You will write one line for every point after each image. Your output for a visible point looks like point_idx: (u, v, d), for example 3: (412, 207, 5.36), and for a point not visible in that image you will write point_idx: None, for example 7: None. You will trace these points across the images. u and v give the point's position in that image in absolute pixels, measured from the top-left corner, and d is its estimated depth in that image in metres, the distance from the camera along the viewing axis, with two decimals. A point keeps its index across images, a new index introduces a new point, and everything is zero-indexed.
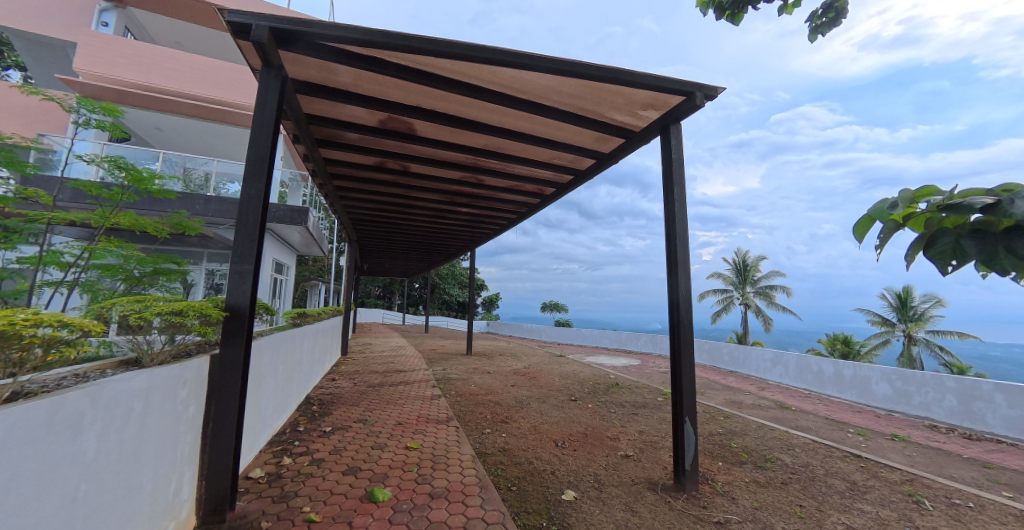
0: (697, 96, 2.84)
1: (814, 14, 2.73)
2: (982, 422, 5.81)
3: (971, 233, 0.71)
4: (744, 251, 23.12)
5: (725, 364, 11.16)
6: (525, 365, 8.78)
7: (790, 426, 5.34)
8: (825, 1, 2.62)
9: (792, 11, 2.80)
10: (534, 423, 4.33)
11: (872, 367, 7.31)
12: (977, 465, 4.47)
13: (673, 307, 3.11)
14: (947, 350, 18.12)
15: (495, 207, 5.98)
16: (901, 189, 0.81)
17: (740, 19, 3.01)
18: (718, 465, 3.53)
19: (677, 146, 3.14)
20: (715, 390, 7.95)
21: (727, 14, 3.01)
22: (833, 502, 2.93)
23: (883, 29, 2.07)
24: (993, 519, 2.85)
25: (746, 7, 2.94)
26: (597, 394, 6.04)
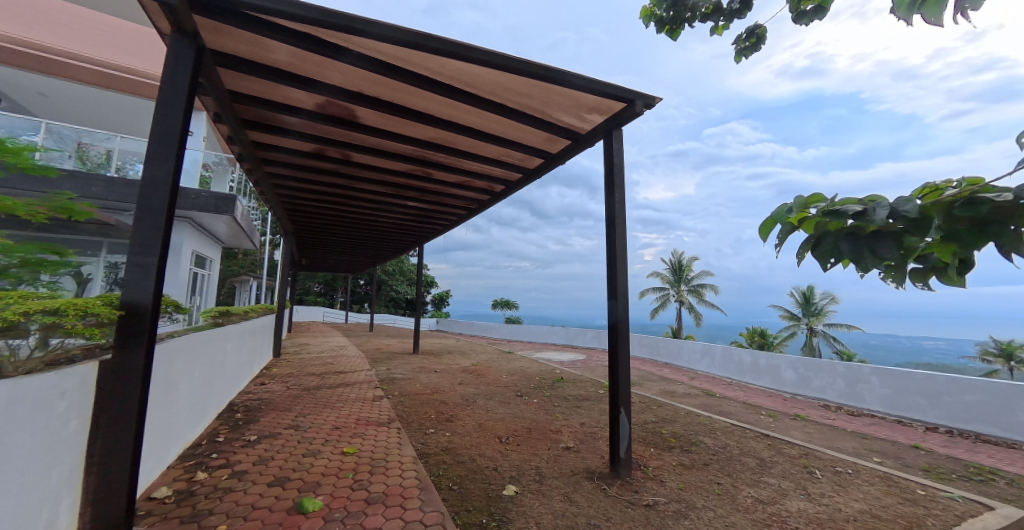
0: (638, 103, 2.99)
1: (740, 37, 2.98)
2: (861, 400, 6.77)
3: (847, 236, 0.82)
4: (679, 252, 24.89)
5: (660, 356, 11.93)
6: (473, 362, 8.75)
7: (714, 412, 5.83)
8: (748, 28, 2.88)
9: (722, 32, 3.05)
10: (480, 420, 4.32)
11: (782, 356, 8.20)
12: (859, 437, 5.21)
13: (612, 303, 3.26)
14: (840, 339, 20.84)
15: (443, 202, 5.87)
16: (796, 196, 0.93)
17: (678, 35, 3.23)
18: (650, 451, 3.76)
19: (619, 150, 3.30)
20: (651, 381, 8.48)
21: (667, 29, 3.22)
22: (745, 477, 3.25)
23: None
24: (866, 481, 3.34)
25: (683, 24, 3.15)
26: (542, 389, 6.18)
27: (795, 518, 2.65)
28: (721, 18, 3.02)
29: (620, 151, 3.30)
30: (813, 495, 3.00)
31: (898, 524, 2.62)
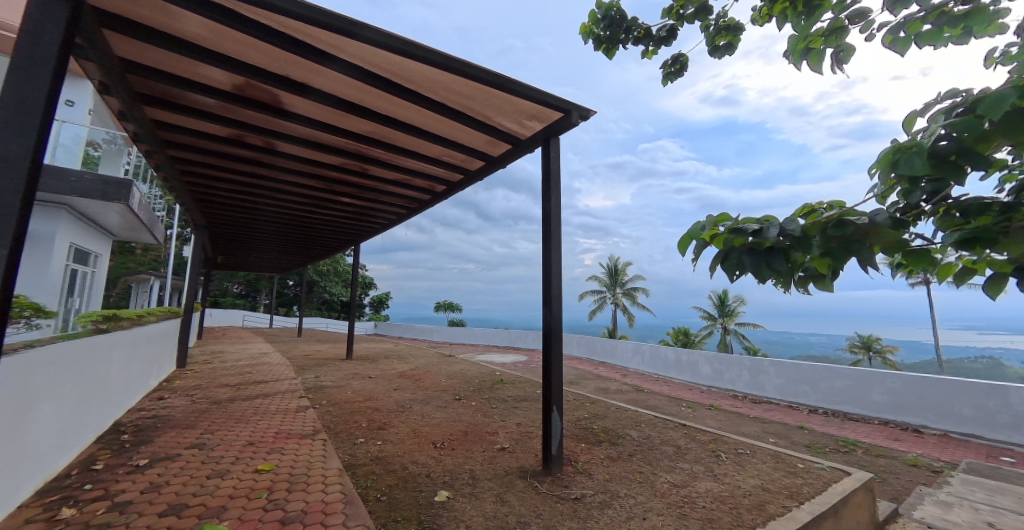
0: (573, 115, 3.10)
1: (666, 63, 3.24)
2: (762, 389, 7.68)
3: (749, 250, 1.04)
4: (614, 257, 26.36)
5: (595, 355, 12.49)
6: (410, 367, 8.48)
7: (641, 406, 6.23)
8: (673, 54, 3.12)
9: (652, 56, 3.29)
10: (414, 426, 4.18)
11: (699, 352, 8.99)
12: (759, 421, 5.88)
13: (545, 306, 3.33)
14: (747, 336, 23.40)
15: (380, 200, 5.60)
16: (708, 216, 1.15)
17: (612, 55, 3.40)
18: (581, 446, 3.91)
19: (556, 158, 3.40)
20: (587, 379, 8.85)
21: (603, 48, 3.38)
22: (663, 465, 3.50)
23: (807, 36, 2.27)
24: (761, 459, 3.77)
25: (618, 45, 3.34)
26: (481, 391, 6.16)
27: (702, 498, 2.90)
28: (651, 44, 3.25)
29: (556, 158, 3.40)
30: (719, 475, 3.32)
31: (782, 494, 2.99)
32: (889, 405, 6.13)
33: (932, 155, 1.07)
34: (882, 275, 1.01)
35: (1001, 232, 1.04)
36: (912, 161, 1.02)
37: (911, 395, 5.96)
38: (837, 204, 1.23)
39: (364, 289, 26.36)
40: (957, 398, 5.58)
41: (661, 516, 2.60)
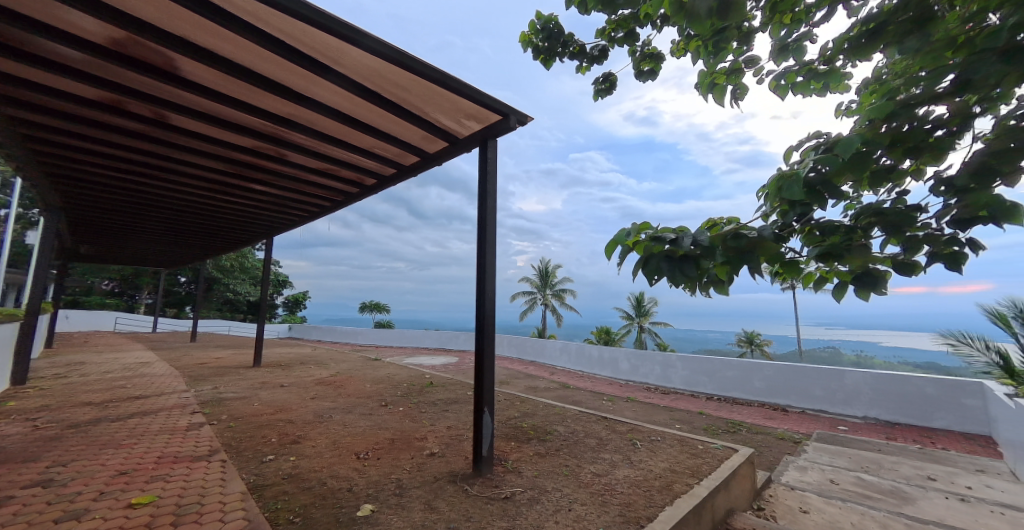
0: (512, 119, 3.11)
1: (596, 80, 3.40)
2: (670, 381, 8.42)
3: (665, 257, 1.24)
4: (545, 259, 27.25)
5: (525, 355, 12.75)
6: (331, 372, 7.94)
7: (568, 402, 6.47)
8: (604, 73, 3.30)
9: (585, 72, 3.44)
10: (334, 437, 3.91)
11: (619, 349, 9.58)
12: (671, 411, 6.40)
13: (479, 308, 3.30)
14: (660, 334, 25.55)
15: (302, 191, 5.17)
16: (631, 226, 1.33)
17: (549, 65, 3.49)
18: (511, 445, 3.94)
19: (493, 160, 3.39)
20: (517, 379, 8.99)
21: (541, 58, 3.46)
22: (587, 456, 3.66)
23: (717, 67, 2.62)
24: (673, 444, 4.11)
25: (555, 57, 3.44)
26: (410, 395, 5.96)
27: (621, 484, 3.08)
28: (585, 60, 3.40)
29: (493, 160, 3.39)
30: (634, 462, 3.55)
31: (686, 473, 3.30)
32: (767, 390, 7.20)
33: (804, 183, 1.30)
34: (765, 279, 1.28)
35: (846, 248, 1.32)
36: (793, 188, 1.25)
37: (783, 381, 7.07)
38: (733, 220, 1.49)
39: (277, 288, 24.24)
40: (811, 381, 6.79)
41: (583, 506, 2.70)
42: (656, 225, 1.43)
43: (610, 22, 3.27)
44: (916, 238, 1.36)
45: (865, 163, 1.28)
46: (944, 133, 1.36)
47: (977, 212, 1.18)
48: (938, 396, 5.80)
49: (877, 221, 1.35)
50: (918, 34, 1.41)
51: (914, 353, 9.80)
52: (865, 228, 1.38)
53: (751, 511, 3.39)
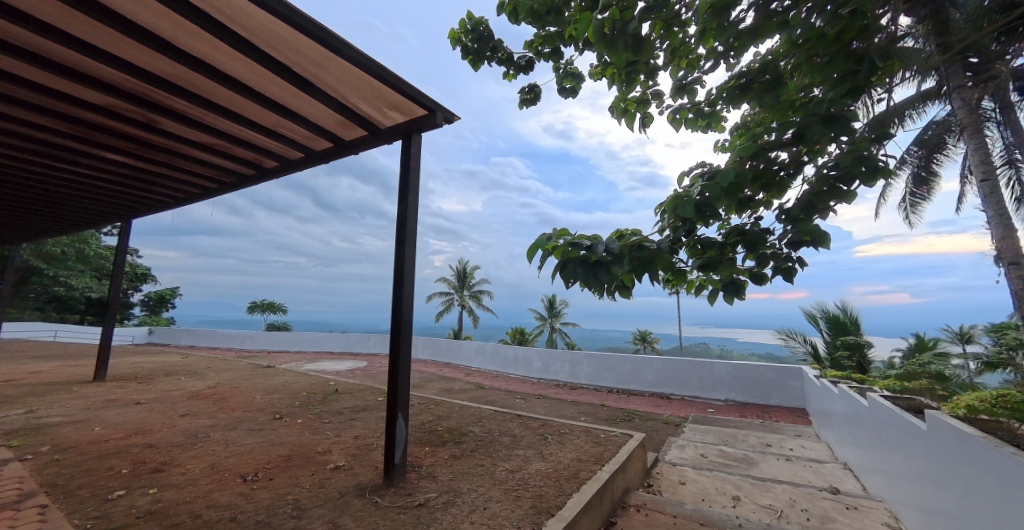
0: (438, 116, 2.99)
1: (522, 89, 3.45)
2: (578, 377, 8.89)
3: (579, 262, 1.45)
4: (463, 260, 27.14)
5: (440, 357, 12.49)
6: (210, 384, 6.91)
7: (483, 403, 6.45)
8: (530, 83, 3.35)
9: (511, 80, 3.47)
10: (213, 461, 3.38)
11: (532, 348, 9.85)
12: (581, 405, 6.73)
13: (396, 307, 3.12)
14: (570, 334, 27.01)
15: (182, 168, 4.42)
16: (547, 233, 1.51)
17: (478, 67, 3.44)
18: (424, 450, 3.79)
19: (416, 155, 3.23)
20: (431, 382, 8.75)
21: (470, 58, 3.38)
22: (501, 454, 3.67)
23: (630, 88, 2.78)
24: (581, 435, 4.31)
25: (483, 60, 3.39)
26: (310, 405, 5.43)
27: (534, 477, 3.14)
28: (512, 68, 3.42)
29: (416, 156, 3.22)
30: (546, 455, 3.65)
31: (591, 461, 3.49)
32: (656, 381, 7.96)
33: (694, 204, 1.70)
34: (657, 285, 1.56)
35: (719, 261, 1.78)
36: (686, 207, 1.61)
37: (669, 373, 7.86)
38: (637, 232, 1.81)
39: (133, 282, 20.56)
40: (688, 371, 7.69)
41: (499, 503, 2.69)
42: (573, 231, 1.63)
43: (538, 36, 3.32)
44: (767, 254, 1.92)
45: (735, 192, 1.80)
46: (785, 173, 2.04)
47: (804, 235, 1.83)
48: (774, 379, 7.03)
49: (740, 240, 1.84)
50: (771, 94, 2.27)
51: (758, 346, 11.80)
52: (732, 246, 1.86)
53: (643, 488, 3.70)
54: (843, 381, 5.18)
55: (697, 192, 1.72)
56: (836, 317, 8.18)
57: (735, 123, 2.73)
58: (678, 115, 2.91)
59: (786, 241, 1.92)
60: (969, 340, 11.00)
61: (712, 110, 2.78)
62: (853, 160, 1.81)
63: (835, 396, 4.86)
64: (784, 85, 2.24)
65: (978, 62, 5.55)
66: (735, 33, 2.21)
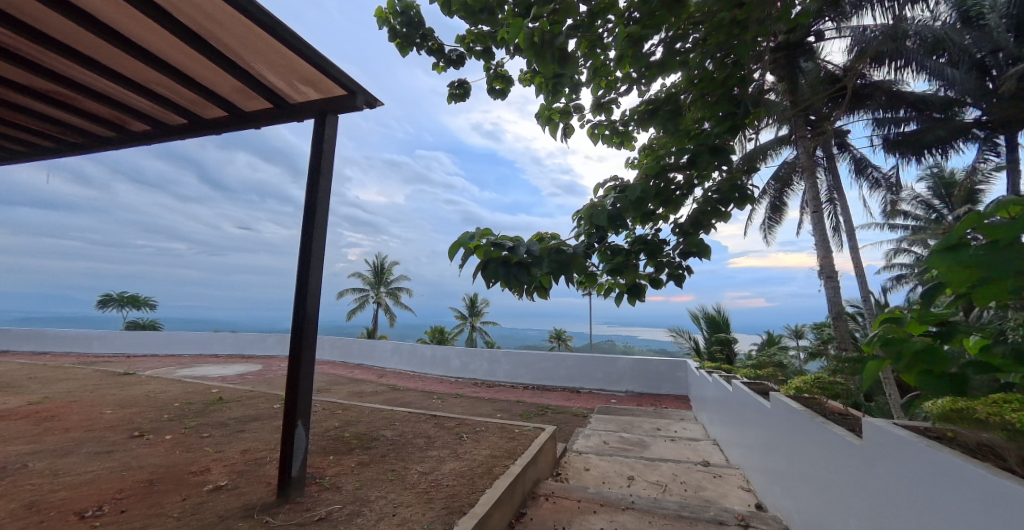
0: (358, 98, 2.75)
1: (451, 84, 3.34)
2: (496, 375, 8.97)
3: (502, 262, 1.44)
4: (381, 256, 25.92)
5: (351, 358, 11.71)
6: (47, 398, 5.61)
7: (397, 405, 6.18)
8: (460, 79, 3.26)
9: (441, 72, 3.34)
10: (42, 495, 2.72)
11: (451, 347, 9.69)
12: (497, 402, 6.78)
13: (298, 304, 2.80)
14: (489, 333, 27.28)
15: (9, 120, 3.49)
16: (471, 231, 1.47)
17: (405, 52, 3.24)
18: (328, 459, 3.48)
19: (330, 138, 2.93)
20: (340, 385, 8.14)
21: (398, 42, 3.18)
22: (414, 457, 3.51)
23: (556, 96, 2.85)
24: (496, 432, 4.33)
25: (413, 46, 3.21)
26: (186, 418, 4.69)
27: (447, 477, 3.06)
28: (442, 60, 3.29)
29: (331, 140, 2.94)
30: (460, 454, 3.59)
31: (504, 456, 3.52)
32: (568, 377, 8.35)
33: (606, 214, 1.80)
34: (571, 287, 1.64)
35: (624, 266, 1.92)
36: (598, 215, 1.71)
37: (580, 368, 8.31)
38: (555, 235, 1.86)
39: None
40: (596, 366, 8.22)
41: (409, 507, 2.57)
42: (496, 231, 1.60)
43: (471, 32, 3.23)
44: (662, 262, 2.09)
45: (641, 206, 1.93)
46: (680, 192, 2.26)
47: (692, 248, 2.08)
48: (665, 371, 7.83)
49: (643, 248, 1.99)
50: (672, 122, 2.48)
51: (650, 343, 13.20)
52: (635, 254, 2.00)
53: (551, 477, 3.80)
54: (715, 370, 5.95)
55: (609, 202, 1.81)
56: (713, 317, 9.34)
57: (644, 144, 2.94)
58: (597, 130, 3.05)
59: (678, 251, 2.11)
60: (801, 336, 13.36)
61: (625, 129, 2.97)
62: (730, 187, 2.10)
63: (709, 383, 5.52)
64: (682, 116, 2.49)
65: (815, 120, 8.06)
66: (646, 65, 2.37)
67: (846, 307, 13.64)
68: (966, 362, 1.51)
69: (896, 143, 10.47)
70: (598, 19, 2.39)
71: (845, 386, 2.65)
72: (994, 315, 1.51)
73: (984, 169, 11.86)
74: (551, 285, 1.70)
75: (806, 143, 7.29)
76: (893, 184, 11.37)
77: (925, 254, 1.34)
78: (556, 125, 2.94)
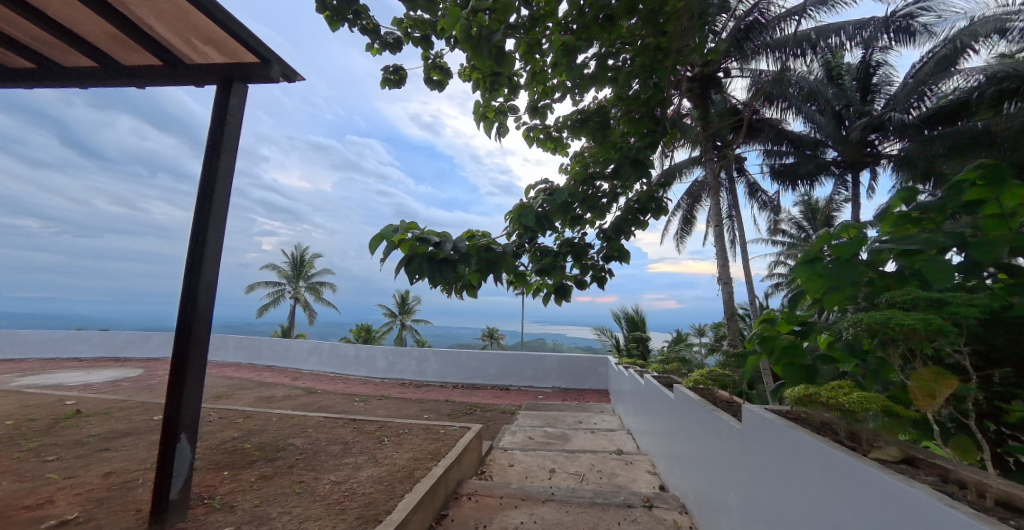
0: (274, 68, 2.40)
1: (386, 68, 3.11)
2: (424, 374, 8.68)
3: (427, 258, 1.35)
4: (301, 247, 23.90)
5: (259, 359, 10.57)
6: None
7: (311, 410, 5.65)
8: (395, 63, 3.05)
9: (375, 55, 3.09)
10: None
11: (375, 347, 9.16)
12: (422, 403, 6.54)
13: (189, 296, 2.37)
14: (420, 331, 26.47)
15: None
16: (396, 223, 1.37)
17: (335, 26, 2.96)
18: (221, 475, 3.03)
19: (236, 110, 2.53)
20: (244, 390, 7.27)
21: (327, 14, 2.88)
22: (326, 466, 3.20)
23: (494, 91, 2.78)
24: (419, 433, 4.12)
25: (344, 21, 2.93)
26: (29, 439, 3.81)
27: (363, 485, 2.81)
28: (377, 42, 3.05)
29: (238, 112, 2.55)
30: (379, 459, 3.34)
31: (427, 458, 3.35)
32: (498, 374, 8.33)
33: (535, 214, 1.78)
34: (501, 287, 1.60)
35: (553, 266, 1.91)
36: (529, 215, 1.68)
37: (509, 366, 8.34)
38: (486, 234, 1.79)
39: None
40: (525, 364, 8.31)
41: (317, 521, 2.31)
42: (423, 225, 1.49)
43: (409, 17, 3.03)
44: (588, 265, 2.13)
45: (569, 210, 1.94)
46: (606, 200, 2.33)
47: (614, 251, 2.16)
48: (589, 367, 8.17)
49: (569, 251, 1.99)
50: (601, 132, 2.54)
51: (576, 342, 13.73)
52: (563, 256, 2.00)
53: (476, 476, 3.71)
54: (631, 365, 6.34)
55: (539, 203, 1.80)
56: (633, 317, 9.97)
57: (575, 152, 2.99)
58: (531, 132, 3.04)
59: (601, 254, 2.16)
60: (705, 333, 14.92)
61: (558, 135, 2.99)
62: (648, 198, 2.22)
63: (626, 377, 5.83)
64: (610, 129, 2.58)
65: (722, 145, 8.99)
66: (580, 76, 2.39)
67: (738, 310, 15.39)
68: (818, 355, 1.75)
69: (778, 173, 12.15)
70: (537, 23, 2.36)
71: (732, 378, 3.08)
72: (838, 317, 1.76)
73: (838, 200, 14.19)
74: (480, 284, 1.65)
75: (712, 166, 8.04)
76: (776, 206, 13.15)
77: (792, 265, 1.56)
78: (490, 123, 2.87)
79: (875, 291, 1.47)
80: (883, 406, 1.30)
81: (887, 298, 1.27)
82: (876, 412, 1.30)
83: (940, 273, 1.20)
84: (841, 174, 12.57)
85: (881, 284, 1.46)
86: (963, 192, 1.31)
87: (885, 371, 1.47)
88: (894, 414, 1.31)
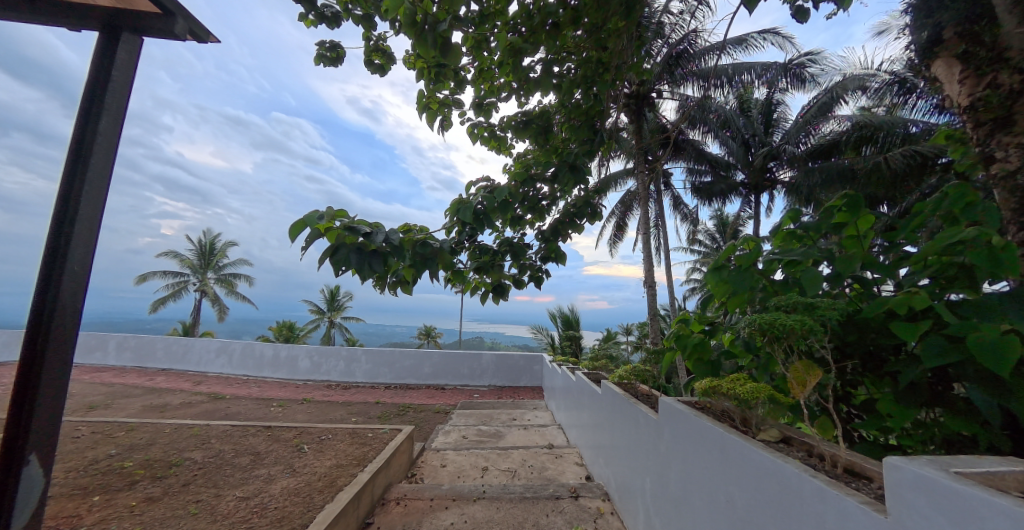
0: (176, 24, 1.24)
1: (322, 44, 2.88)
2: (353, 376, 8.24)
3: (355, 249, 1.27)
4: (212, 235, 21.40)
5: (152, 361, 9.24)
6: None
7: (215, 418, 5.06)
8: (333, 40, 2.83)
9: (309, 26, 2.83)
10: None
11: (299, 346, 8.47)
12: (348, 406, 6.17)
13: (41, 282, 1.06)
14: (350, 330, 25.00)
15: None
16: (325, 210, 1.29)
17: None
18: (90, 501, 2.57)
19: (126, 73, 1.25)
20: (129, 398, 6.30)
21: None
22: (231, 481, 2.87)
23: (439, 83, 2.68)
24: (343, 438, 3.87)
25: None
26: None
27: (274, 500, 2.57)
28: (312, 13, 2.80)
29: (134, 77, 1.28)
30: (296, 469, 3.08)
31: (351, 465, 3.15)
32: (433, 374, 8.14)
33: (473, 211, 1.76)
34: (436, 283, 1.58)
35: (490, 265, 1.91)
36: (465, 211, 1.66)
37: (444, 365, 8.18)
38: (424, 229, 1.72)
39: None
40: (460, 363, 8.21)
41: None
42: (353, 214, 1.41)
43: None
44: (526, 265, 2.14)
45: (508, 208, 1.93)
46: (546, 202, 2.37)
47: (550, 252, 2.21)
48: (524, 365, 8.32)
49: (507, 250, 1.99)
50: (542, 136, 2.60)
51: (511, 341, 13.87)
52: (502, 255, 1.99)
53: (405, 480, 3.57)
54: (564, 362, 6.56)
55: (478, 200, 1.78)
56: (567, 316, 10.32)
57: (518, 153, 3.01)
58: (475, 129, 2.99)
59: (538, 255, 2.20)
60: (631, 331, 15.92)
61: (503, 135, 2.98)
62: (584, 204, 2.27)
63: (559, 373, 6.00)
64: (551, 135, 2.63)
65: (652, 159, 9.67)
66: (525, 79, 2.40)
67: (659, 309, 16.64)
68: (721, 351, 1.92)
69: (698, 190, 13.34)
70: (486, 21, 2.34)
71: (650, 372, 3.30)
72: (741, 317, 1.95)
73: (744, 216, 15.93)
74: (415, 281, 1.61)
75: (642, 177, 8.62)
76: (693, 217, 14.43)
77: (704, 272, 1.72)
78: (434, 115, 2.78)
79: (767, 295, 1.65)
80: (768, 394, 1.46)
81: (774, 302, 1.44)
82: (764, 399, 1.46)
83: (812, 280, 1.38)
84: (747, 194, 13.98)
85: (772, 290, 1.63)
86: (832, 217, 1.53)
87: (771, 365, 1.65)
88: (776, 401, 1.49)
